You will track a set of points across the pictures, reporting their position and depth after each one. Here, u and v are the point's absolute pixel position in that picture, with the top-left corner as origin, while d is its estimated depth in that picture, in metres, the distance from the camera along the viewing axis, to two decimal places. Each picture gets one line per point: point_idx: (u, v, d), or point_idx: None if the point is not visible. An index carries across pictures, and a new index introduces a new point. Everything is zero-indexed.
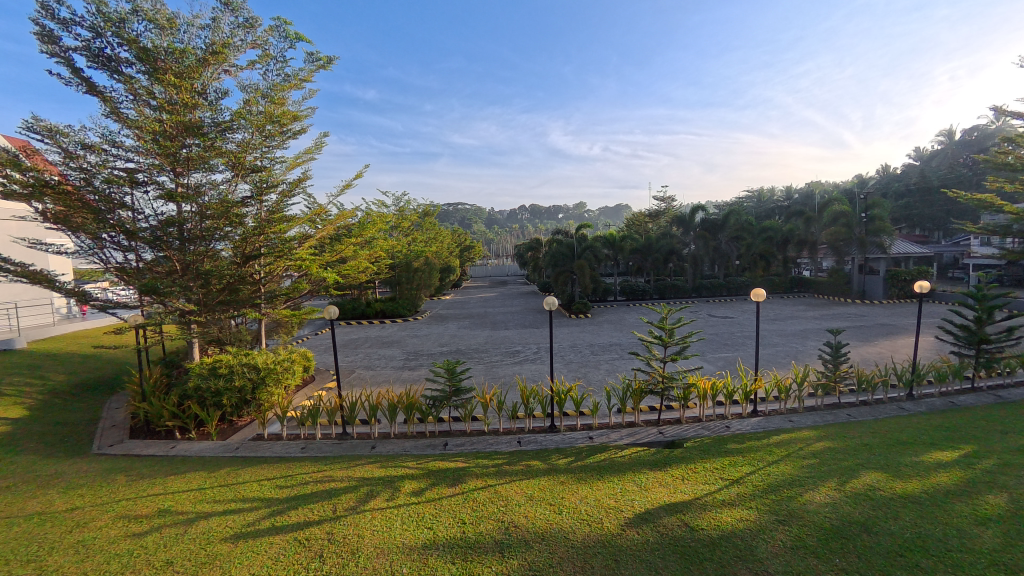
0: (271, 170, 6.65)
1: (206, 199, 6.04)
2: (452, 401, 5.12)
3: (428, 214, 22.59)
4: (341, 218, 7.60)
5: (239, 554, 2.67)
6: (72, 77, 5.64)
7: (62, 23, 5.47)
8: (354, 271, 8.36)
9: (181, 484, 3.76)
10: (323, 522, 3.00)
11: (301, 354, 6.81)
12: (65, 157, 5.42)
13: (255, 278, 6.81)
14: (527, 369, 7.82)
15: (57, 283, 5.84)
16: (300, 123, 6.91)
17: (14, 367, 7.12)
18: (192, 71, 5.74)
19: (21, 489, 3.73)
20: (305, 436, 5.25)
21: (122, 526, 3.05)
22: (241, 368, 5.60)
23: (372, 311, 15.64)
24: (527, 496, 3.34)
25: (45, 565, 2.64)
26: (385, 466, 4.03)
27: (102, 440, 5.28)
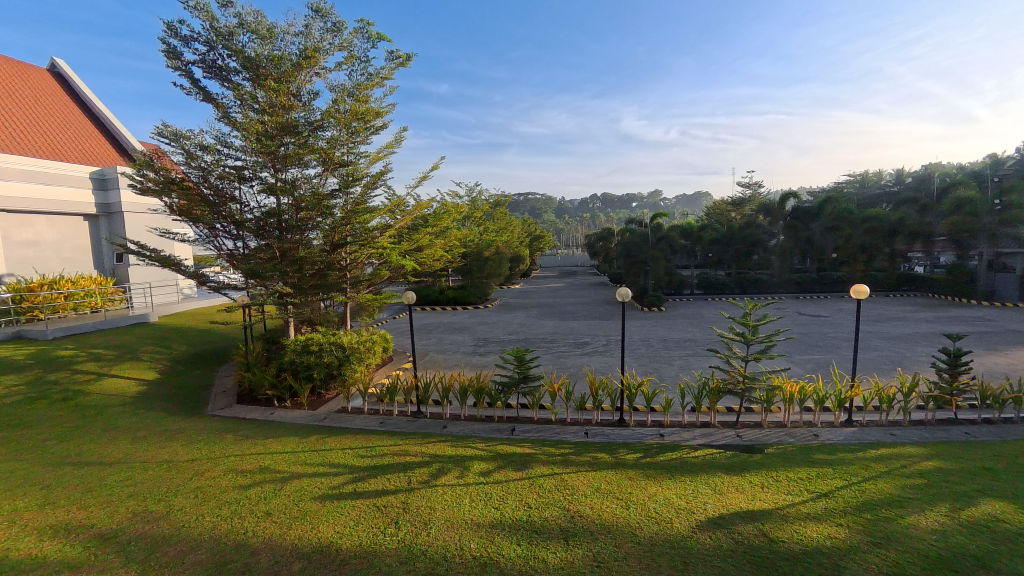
0: (357, 164, 7.09)
1: (300, 192, 6.57)
2: (521, 387, 5.19)
3: (499, 203, 22.95)
4: (417, 209, 7.93)
5: (327, 513, 2.92)
6: (191, 87, 6.42)
7: (183, 39, 6.24)
8: (431, 259, 8.74)
9: (278, 445, 4.21)
10: (399, 493, 3.19)
11: (382, 334, 7.28)
12: (187, 158, 6.20)
13: (341, 265, 7.30)
14: (595, 361, 7.69)
15: (184, 268, 6.76)
16: (382, 119, 7.32)
17: (149, 338, 8.41)
18: (288, 76, 6.26)
19: (153, 440, 4.40)
20: (384, 411, 5.61)
21: (231, 478, 3.48)
22: (329, 345, 6.09)
23: (445, 298, 16.33)
24: (593, 488, 3.30)
25: (172, 503, 3.09)
26: (456, 445, 4.19)
27: (215, 403, 6.06)
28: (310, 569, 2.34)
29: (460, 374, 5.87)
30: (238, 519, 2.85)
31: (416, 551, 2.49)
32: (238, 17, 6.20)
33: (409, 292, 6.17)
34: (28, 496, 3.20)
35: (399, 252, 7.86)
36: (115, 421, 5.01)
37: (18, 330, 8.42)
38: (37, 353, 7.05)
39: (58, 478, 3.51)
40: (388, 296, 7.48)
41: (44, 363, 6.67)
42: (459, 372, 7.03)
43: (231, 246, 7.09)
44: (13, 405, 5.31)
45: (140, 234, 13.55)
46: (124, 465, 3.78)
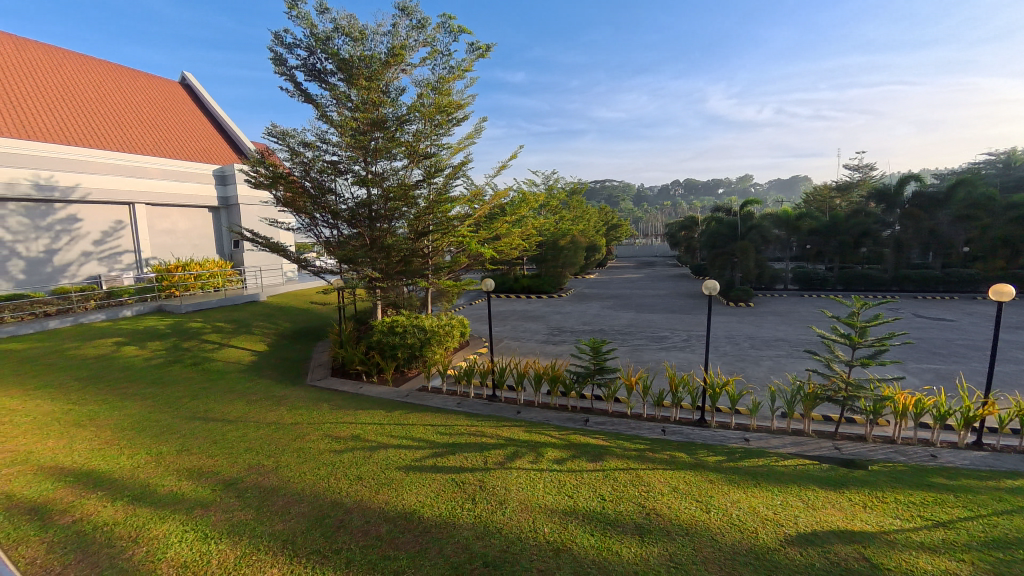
0: (439, 155, 7.37)
1: (388, 183, 6.97)
2: (595, 378, 5.11)
3: (575, 191, 22.60)
4: (496, 198, 8.07)
5: (409, 482, 3.12)
6: (295, 90, 7.06)
7: (288, 47, 6.85)
8: (508, 248, 8.86)
9: (366, 417, 4.56)
10: (475, 471, 3.31)
11: (460, 318, 7.54)
12: (292, 155, 6.85)
13: (424, 252, 7.65)
14: (674, 356, 7.35)
15: (288, 254, 7.51)
16: (462, 110, 7.52)
17: (260, 315, 9.52)
18: (377, 74, 6.63)
19: (263, 404, 5.00)
20: (461, 392, 5.84)
21: (327, 443, 3.84)
22: (412, 328, 6.46)
23: (519, 287, 16.56)
24: (670, 487, 3.17)
25: (280, 460, 3.49)
26: (530, 431, 4.25)
27: (313, 374, 6.72)
28: (393, 532, 2.51)
29: (535, 361, 5.92)
30: (334, 480, 3.14)
31: (491, 528, 2.57)
32: (333, 22, 6.68)
33: (487, 280, 6.33)
34: (170, 442, 3.80)
35: (478, 240, 8.08)
36: (232, 385, 5.76)
37: (159, 305, 9.96)
38: (175, 325, 8.29)
39: (191, 430, 4.12)
40: (467, 282, 7.72)
41: (180, 333, 7.83)
42: (534, 359, 7.09)
43: (328, 234, 7.75)
44: (157, 366, 6.31)
45: (253, 223, 15.28)
46: (242, 423, 4.34)
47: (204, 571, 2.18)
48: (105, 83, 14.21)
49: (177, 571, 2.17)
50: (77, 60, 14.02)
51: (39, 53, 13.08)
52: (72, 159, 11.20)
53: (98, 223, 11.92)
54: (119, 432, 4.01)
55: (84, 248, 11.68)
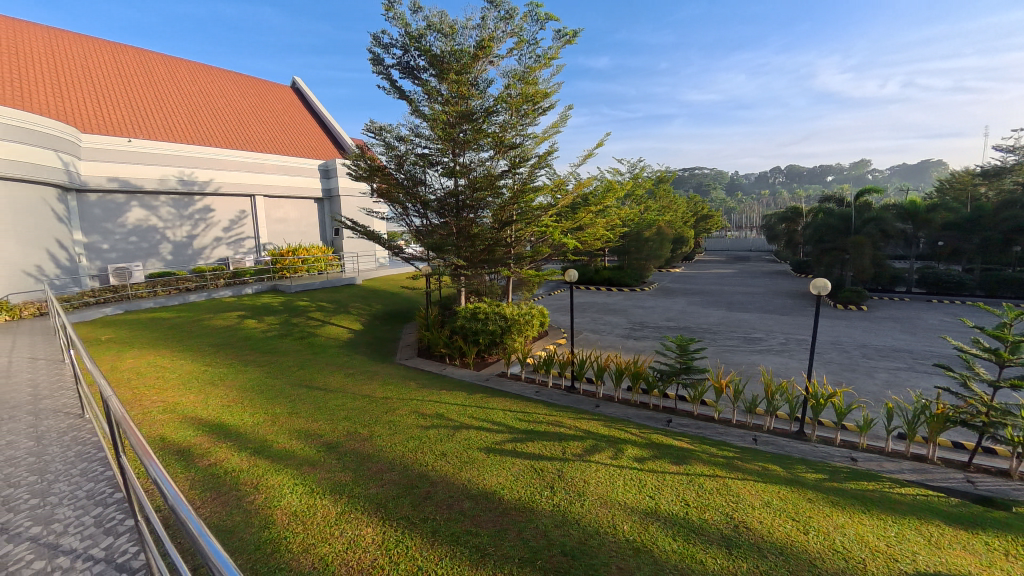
0: (524, 145, 7.43)
1: (475, 174, 7.16)
2: (681, 378, 4.86)
3: (661, 180, 21.49)
4: (579, 188, 7.96)
5: (490, 463, 3.23)
6: (390, 88, 7.49)
7: (385, 47, 7.26)
8: (592, 238, 8.71)
9: (449, 397, 4.78)
10: (554, 460, 3.33)
11: (541, 308, 7.58)
12: (388, 149, 7.31)
13: (507, 242, 7.79)
14: (770, 361, 6.75)
15: (382, 241, 8.07)
16: (548, 99, 7.48)
17: (356, 297, 10.37)
18: (466, 67, 6.81)
19: (358, 377, 5.46)
20: (540, 381, 5.90)
21: (414, 418, 4.10)
22: (494, 315, 6.64)
23: (599, 279, 16.50)
24: (762, 500, 2.93)
25: (373, 429, 3.80)
26: (609, 426, 4.17)
27: (402, 353, 7.19)
28: (475, 509, 2.62)
29: (616, 355, 5.79)
30: (420, 453, 3.35)
31: (569, 518, 2.58)
32: (426, 20, 6.93)
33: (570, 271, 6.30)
34: (282, 405, 4.30)
35: (561, 230, 8.06)
36: (332, 359, 6.37)
37: (273, 285, 11.26)
38: (286, 302, 9.33)
39: (299, 396, 4.61)
40: (548, 272, 7.72)
41: (290, 310, 8.80)
42: (614, 354, 6.93)
43: (418, 223, 8.19)
44: (272, 338, 7.17)
45: (352, 212, 16.60)
46: (341, 393, 4.79)
47: (311, 520, 2.45)
48: (235, 96, 16.46)
49: (290, 517, 2.47)
50: (212, 78, 16.39)
51: (184, 75, 15.53)
52: (208, 159, 13.00)
53: (228, 213, 13.75)
54: (243, 392, 4.64)
55: (216, 234, 13.56)
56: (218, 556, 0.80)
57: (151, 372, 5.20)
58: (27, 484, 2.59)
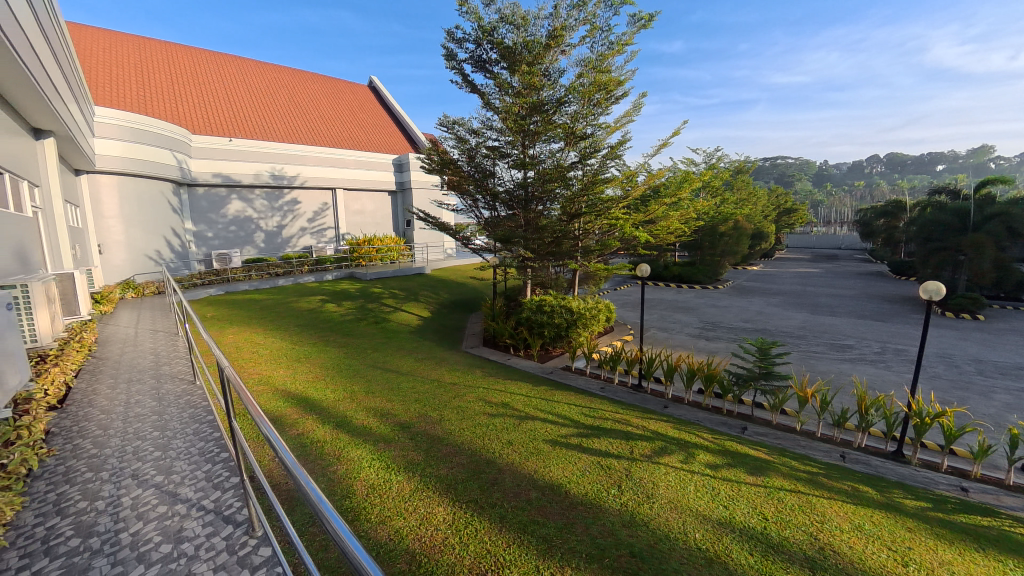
0: (596, 135, 7.29)
1: (544, 165, 7.15)
2: (760, 383, 4.54)
3: (739, 171, 20.09)
4: (651, 179, 7.66)
5: (557, 456, 3.24)
6: (462, 82, 7.63)
7: (458, 42, 7.40)
8: (664, 233, 8.38)
9: (514, 387, 4.86)
10: (621, 458, 3.27)
11: (608, 303, 7.43)
12: (460, 142, 7.48)
13: (575, 235, 7.70)
14: (863, 371, 6.12)
15: (452, 232, 8.32)
16: (622, 87, 7.26)
17: (426, 286, 10.80)
18: (538, 58, 6.77)
19: (428, 362, 5.70)
20: (605, 377, 5.81)
21: (481, 405, 4.22)
22: (560, 310, 6.64)
23: (668, 275, 15.75)
24: (851, 523, 2.68)
25: (443, 413, 3.96)
26: (679, 429, 4.01)
27: (468, 342, 7.40)
28: (542, 500, 2.65)
29: (688, 356, 5.53)
30: (488, 440, 3.44)
31: (638, 519, 2.53)
32: (499, 12, 6.94)
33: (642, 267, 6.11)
34: (359, 384, 4.61)
35: (633, 223, 7.84)
36: (403, 343, 6.71)
37: (351, 272, 12.05)
38: (362, 289, 9.94)
39: (373, 376, 4.91)
40: (616, 266, 7.53)
41: (365, 296, 9.36)
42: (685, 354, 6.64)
43: (487, 215, 8.34)
44: (350, 321, 7.69)
45: (424, 204, 17.27)
46: (412, 377, 5.03)
47: (387, 494, 2.61)
48: (320, 96, 17.74)
49: (368, 489, 2.65)
50: (300, 82, 17.75)
51: (277, 79, 16.99)
52: (296, 155, 14.11)
53: (312, 205, 14.88)
54: (326, 370, 5.03)
55: (302, 224, 14.71)
56: (340, 531, 0.86)
57: (248, 347, 5.80)
58: (152, 438, 3.02)
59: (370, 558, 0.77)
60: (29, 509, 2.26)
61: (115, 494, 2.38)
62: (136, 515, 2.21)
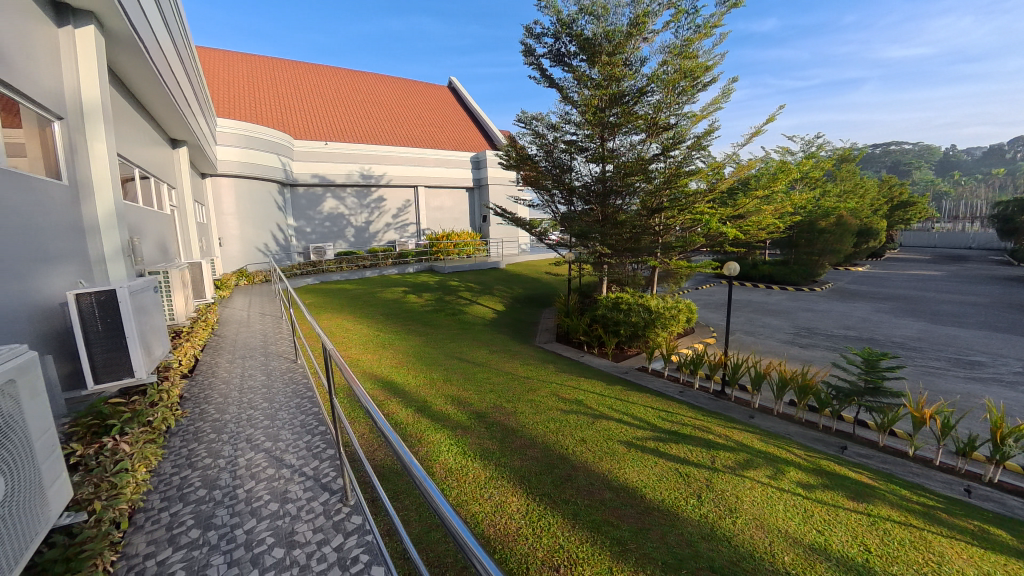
0: (680, 126, 6.96)
1: (623, 159, 6.97)
2: (865, 400, 4.07)
3: (844, 160, 18.02)
4: (741, 170, 7.15)
5: (632, 459, 3.18)
6: (540, 77, 7.65)
7: (537, 37, 7.41)
8: (755, 229, 7.79)
9: (588, 385, 4.83)
10: (700, 468, 3.13)
11: (689, 303, 7.07)
12: (537, 138, 7.50)
13: (655, 231, 7.41)
14: (1000, 394, 5.24)
15: (528, 228, 8.40)
16: (709, 73, 6.85)
17: (501, 281, 11.04)
18: (619, 48, 6.58)
19: (502, 355, 5.85)
20: (683, 380, 5.57)
21: (554, 400, 4.25)
22: (637, 308, 6.49)
23: (756, 275, 14.62)
24: (978, 569, 2.32)
25: (518, 405, 4.05)
26: (766, 442, 3.74)
27: (541, 337, 7.46)
28: (616, 501, 2.62)
29: (779, 364, 5.11)
30: (562, 436, 3.45)
31: (718, 533, 2.41)
32: (579, 4, 6.83)
33: (731, 265, 5.74)
34: (439, 372, 4.86)
35: (720, 218, 7.39)
36: (479, 335, 6.93)
37: (430, 266, 12.66)
38: (441, 282, 10.40)
39: (451, 365, 5.13)
40: (699, 264, 7.15)
41: (443, 289, 9.78)
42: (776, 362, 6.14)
43: (564, 210, 8.32)
44: (429, 312, 8.09)
45: (501, 199, 17.58)
46: (488, 368, 5.19)
47: (464, 479, 2.74)
48: (404, 99, 18.79)
49: (446, 473, 2.79)
50: (386, 86, 18.89)
51: (367, 86, 18.27)
52: (383, 155, 15.05)
53: (396, 202, 15.78)
54: (409, 357, 5.36)
55: (387, 220, 15.68)
56: (446, 512, 0.90)
57: (342, 332, 6.35)
58: (262, 408, 3.44)
59: (477, 543, 0.80)
60: (170, 461, 2.69)
61: (234, 455, 2.75)
62: (250, 474, 2.54)
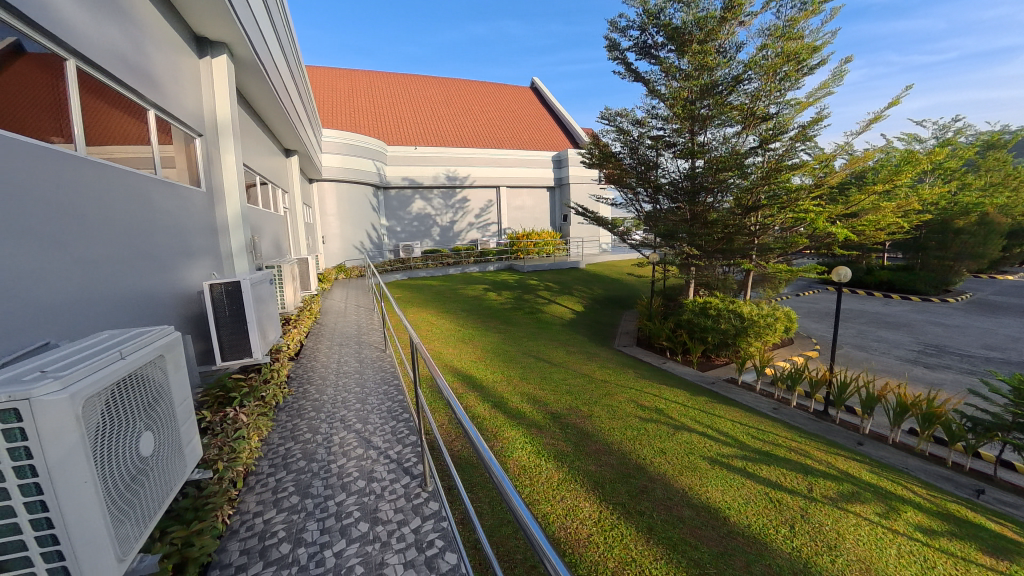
0: (782, 114, 6.36)
1: (716, 153, 6.55)
2: (1013, 436, 3.41)
3: (991, 147, 15.27)
4: (856, 162, 6.36)
5: (715, 477, 2.98)
6: (625, 72, 7.42)
7: (622, 30, 7.20)
8: (872, 228, 6.88)
9: (669, 394, 4.61)
10: (795, 495, 2.84)
11: (788, 311, 6.44)
12: (622, 134, 7.27)
13: (750, 231, 6.85)
14: None
15: (609, 227, 8.22)
16: (818, 54, 6.18)
17: (579, 281, 10.93)
18: (712, 34, 6.14)
19: (580, 356, 5.79)
20: (779, 396, 5.09)
21: (632, 407, 4.12)
22: (727, 313, 6.05)
23: (872, 281, 12.91)
24: None
25: (594, 409, 3.98)
26: (879, 474, 3.29)
27: (621, 340, 7.27)
28: (695, 520, 2.47)
29: (898, 386, 4.47)
30: (639, 445, 3.34)
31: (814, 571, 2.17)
32: None
33: (841, 270, 5.12)
34: (516, 370, 4.94)
35: (829, 217, 6.63)
36: (557, 335, 6.93)
37: (510, 265, 12.90)
38: (520, 280, 10.55)
39: (528, 364, 5.19)
40: (802, 268, 6.48)
41: (522, 287, 9.92)
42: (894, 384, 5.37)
43: (648, 208, 8.00)
44: (508, 310, 8.25)
45: (582, 198, 17.38)
46: (565, 369, 5.17)
47: (537, 478, 2.76)
48: (489, 102, 19.34)
49: (520, 470, 2.83)
50: (472, 90, 19.58)
51: (453, 91, 19.09)
52: (468, 157, 15.60)
53: (479, 202, 16.28)
54: (488, 354, 5.51)
55: (470, 219, 16.25)
56: (519, 509, 0.91)
57: (426, 326, 6.70)
58: (355, 392, 3.75)
59: (548, 544, 0.80)
60: (277, 433, 3.04)
61: (329, 432, 3.04)
62: (342, 452, 2.79)
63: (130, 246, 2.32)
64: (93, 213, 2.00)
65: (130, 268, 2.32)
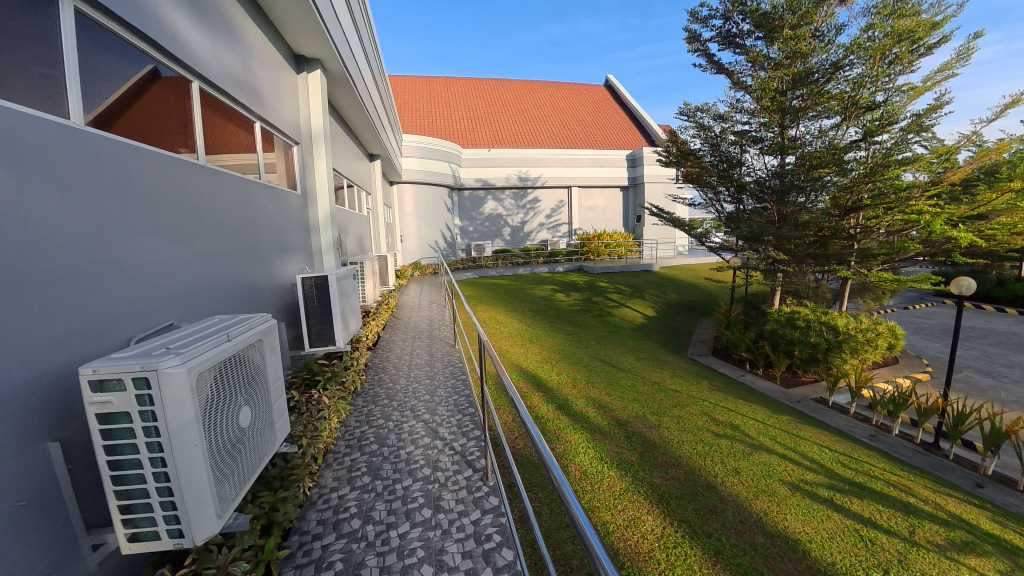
0: (891, 102, 5.66)
1: (810, 148, 5.99)
2: None
3: None
4: (987, 154, 5.50)
5: (796, 505, 2.73)
6: (707, 64, 7.03)
7: (704, 20, 6.82)
8: (1006, 232, 5.89)
9: (747, 409, 4.29)
10: (893, 536, 2.51)
11: (893, 326, 5.72)
12: (702, 130, 6.88)
13: (849, 235, 6.18)
14: None
15: (686, 229, 7.83)
16: (939, 32, 5.42)
17: (652, 284, 10.53)
18: (808, 17, 5.62)
19: (649, 363, 5.58)
20: (878, 421, 4.54)
21: (705, 420, 3.90)
22: (818, 326, 5.49)
23: (1007, 294, 11.05)
24: None
25: (662, 419, 3.82)
26: (1004, 524, 2.82)
27: (695, 348, 6.90)
28: (769, 549, 2.29)
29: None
30: (710, 462, 3.14)
31: None
32: None
33: (963, 282, 4.44)
34: (582, 372, 4.88)
35: (949, 219, 5.79)
36: (625, 339, 6.75)
37: (580, 265, 12.76)
38: (590, 282, 10.40)
39: (594, 367, 5.11)
40: (914, 277, 5.72)
41: (592, 289, 9.77)
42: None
43: (731, 209, 7.51)
44: (576, 311, 8.18)
45: (657, 198, 16.71)
46: (632, 375, 5.02)
47: (598, 486, 2.70)
48: (562, 101, 19.25)
49: (581, 475, 2.80)
50: (545, 91, 19.64)
51: (527, 93, 19.27)
52: (540, 158, 15.66)
53: (550, 202, 16.28)
54: (554, 354, 5.50)
55: (540, 220, 16.30)
56: (577, 513, 0.90)
57: (494, 324, 6.84)
58: (424, 384, 3.92)
59: (605, 551, 0.79)
60: (354, 417, 3.27)
61: (400, 420, 3.21)
62: (411, 439, 2.94)
63: (240, 241, 2.64)
64: (211, 212, 2.30)
65: (238, 261, 2.62)
